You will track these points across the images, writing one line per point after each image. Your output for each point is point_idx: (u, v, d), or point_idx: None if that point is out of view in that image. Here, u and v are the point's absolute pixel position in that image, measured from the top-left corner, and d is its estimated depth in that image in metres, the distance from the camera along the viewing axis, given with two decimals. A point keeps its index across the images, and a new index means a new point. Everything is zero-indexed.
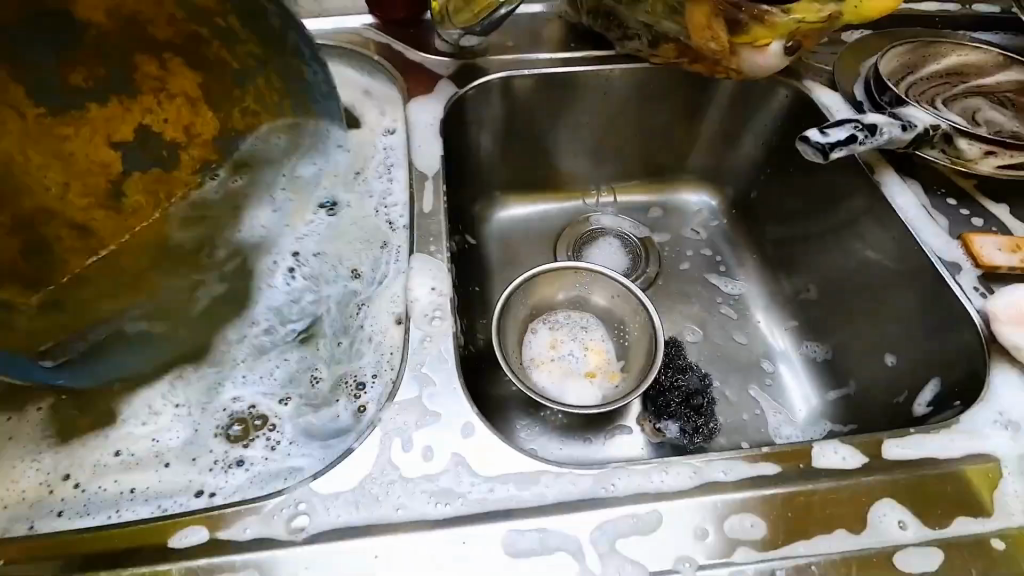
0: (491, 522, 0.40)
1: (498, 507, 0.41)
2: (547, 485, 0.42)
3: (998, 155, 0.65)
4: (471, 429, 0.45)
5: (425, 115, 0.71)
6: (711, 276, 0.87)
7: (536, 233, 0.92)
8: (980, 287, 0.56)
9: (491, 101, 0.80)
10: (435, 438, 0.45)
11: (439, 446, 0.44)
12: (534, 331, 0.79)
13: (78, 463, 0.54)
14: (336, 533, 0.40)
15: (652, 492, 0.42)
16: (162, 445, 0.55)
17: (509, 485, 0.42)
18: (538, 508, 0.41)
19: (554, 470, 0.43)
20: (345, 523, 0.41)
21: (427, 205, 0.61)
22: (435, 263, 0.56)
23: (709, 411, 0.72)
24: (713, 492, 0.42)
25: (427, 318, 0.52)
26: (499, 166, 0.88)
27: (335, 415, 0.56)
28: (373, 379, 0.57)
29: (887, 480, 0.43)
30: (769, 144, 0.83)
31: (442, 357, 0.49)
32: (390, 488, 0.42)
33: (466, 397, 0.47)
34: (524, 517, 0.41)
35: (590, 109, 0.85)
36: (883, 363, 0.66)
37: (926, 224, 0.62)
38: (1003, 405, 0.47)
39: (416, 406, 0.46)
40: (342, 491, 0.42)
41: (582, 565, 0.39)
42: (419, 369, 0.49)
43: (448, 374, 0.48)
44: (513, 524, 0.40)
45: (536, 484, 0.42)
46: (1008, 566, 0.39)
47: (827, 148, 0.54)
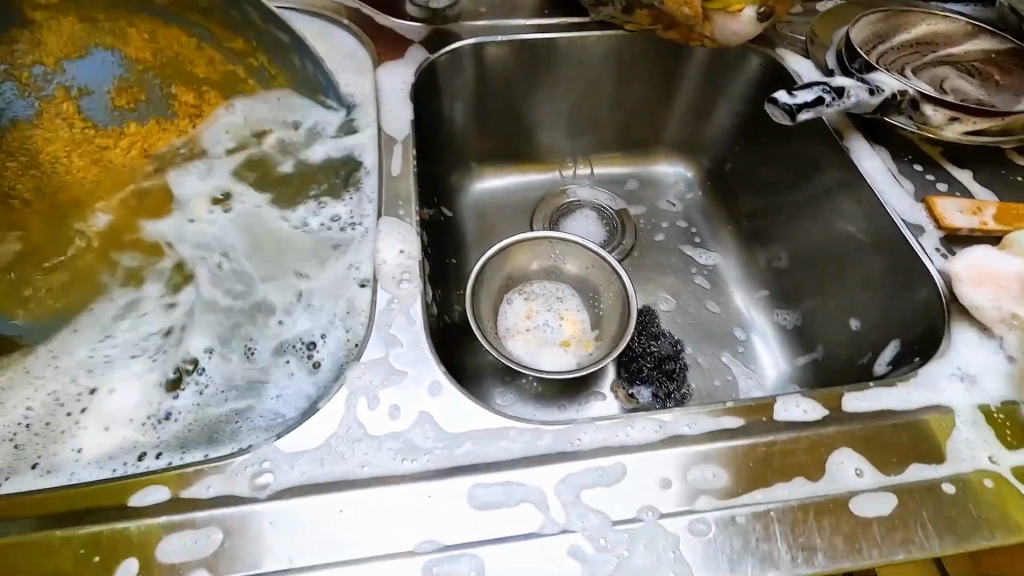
0: (458, 476, 0.41)
1: (465, 461, 0.41)
2: (513, 440, 0.42)
3: (962, 121, 0.66)
4: (439, 387, 0.45)
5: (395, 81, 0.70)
6: (686, 247, 0.88)
7: (513, 206, 0.91)
8: (942, 248, 0.57)
9: (464, 68, 0.79)
10: (401, 397, 0.45)
11: (405, 405, 0.44)
12: (508, 301, 0.79)
13: (28, 431, 0.52)
14: (302, 489, 0.40)
15: (618, 445, 0.42)
16: (100, 408, 0.54)
17: (476, 441, 0.42)
18: (505, 462, 0.41)
19: (521, 426, 0.43)
20: (310, 479, 0.40)
21: (396, 169, 0.60)
22: (404, 227, 0.55)
23: (681, 376, 0.73)
24: (678, 444, 0.42)
25: (395, 281, 0.52)
26: (474, 137, 0.87)
27: (286, 375, 0.56)
28: (324, 337, 0.57)
29: (845, 431, 0.44)
30: (744, 115, 0.83)
31: (410, 318, 0.49)
32: (355, 445, 0.42)
33: (434, 357, 0.47)
34: (490, 471, 0.41)
35: (565, 78, 0.84)
36: (849, 327, 0.68)
37: (893, 189, 0.63)
38: (960, 359, 0.48)
39: (383, 367, 0.46)
40: (307, 450, 0.42)
41: (547, 516, 0.39)
42: (386, 330, 0.48)
43: (416, 335, 0.48)
44: (479, 478, 0.41)
45: (503, 439, 0.42)
46: (959, 509, 0.40)
47: (794, 109, 0.54)
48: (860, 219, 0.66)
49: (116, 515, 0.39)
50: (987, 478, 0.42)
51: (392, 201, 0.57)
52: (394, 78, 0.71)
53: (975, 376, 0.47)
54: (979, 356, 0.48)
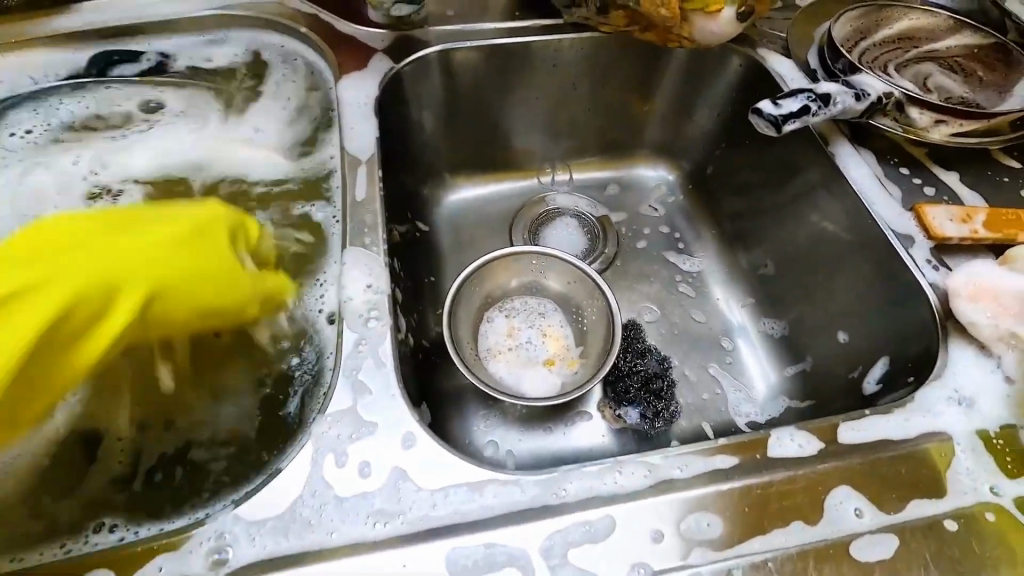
0: (435, 539, 0.38)
1: (442, 523, 0.38)
2: (493, 496, 0.39)
3: (948, 123, 0.64)
4: (413, 439, 0.42)
5: (357, 95, 0.65)
6: (670, 254, 0.85)
7: (490, 216, 0.87)
8: (933, 260, 0.55)
9: (432, 76, 0.74)
10: (372, 451, 0.41)
11: (377, 461, 0.41)
12: (489, 320, 0.76)
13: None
14: (265, 564, 0.37)
15: (604, 495, 0.40)
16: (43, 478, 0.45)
17: (453, 499, 0.39)
18: (485, 521, 0.38)
19: (501, 478, 0.40)
20: (273, 553, 0.37)
21: (362, 194, 0.56)
22: (370, 258, 0.52)
23: (669, 394, 0.70)
24: (668, 490, 0.40)
25: (362, 319, 0.48)
26: (446, 146, 0.83)
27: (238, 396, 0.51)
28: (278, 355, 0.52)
29: (843, 467, 0.41)
30: (724, 116, 0.80)
31: (379, 361, 0.46)
32: (322, 511, 0.39)
33: (406, 403, 0.43)
34: (470, 531, 0.38)
35: (539, 84, 0.80)
36: (837, 339, 0.66)
37: (880, 196, 0.61)
38: (957, 381, 0.46)
39: (351, 418, 0.43)
40: (269, 518, 0.38)
41: None
42: (353, 376, 0.45)
43: (386, 380, 0.45)
44: (457, 541, 0.38)
45: (482, 495, 0.39)
46: (961, 547, 0.38)
47: (779, 121, 0.51)
48: (846, 227, 0.64)
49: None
50: (989, 511, 0.40)
51: (356, 229, 0.54)
52: (356, 91, 0.66)
53: (972, 399, 0.45)
54: (974, 377, 0.47)
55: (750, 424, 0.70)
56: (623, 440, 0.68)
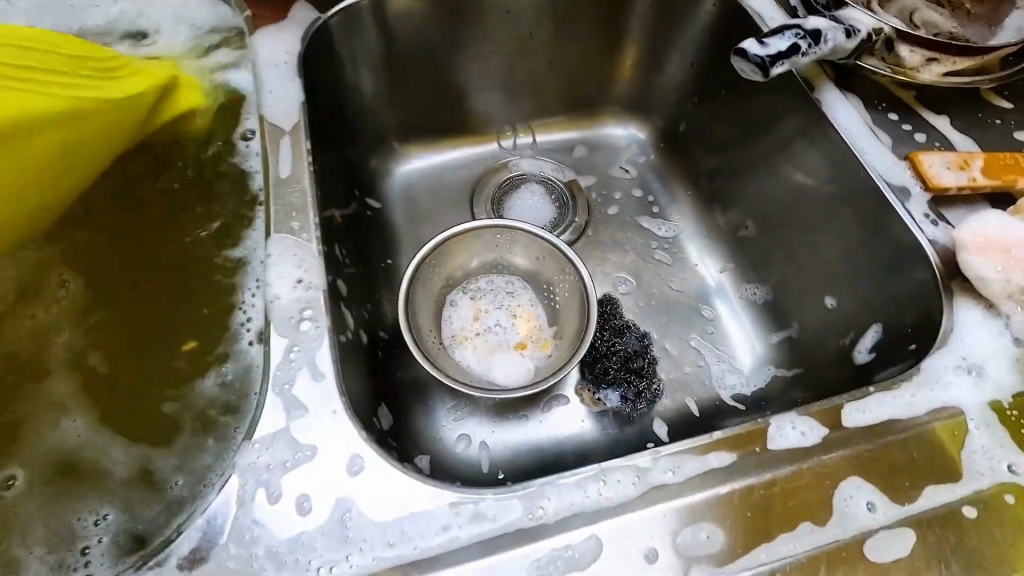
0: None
1: (400, 563, 0.32)
2: (460, 525, 0.33)
3: (941, 61, 0.58)
4: (361, 463, 0.35)
5: (277, 52, 0.55)
6: (644, 219, 0.79)
7: (446, 187, 0.79)
8: (931, 214, 0.51)
9: (367, 28, 0.65)
10: (312, 482, 0.35)
11: (318, 493, 0.34)
12: (452, 304, 0.69)
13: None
14: None
15: (588, 511, 0.34)
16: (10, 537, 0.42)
17: (412, 532, 0.33)
18: (450, 557, 0.32)
19: (468, 502, 0.34)
20: None
21: (288, 170, 0.48)
22: (299, 247, 0.44)
23: (650, 371, 0.66)
24: (661, 499, 0.35)
25: (292, 319, 0.40)
26: (392, 111, 0.73)
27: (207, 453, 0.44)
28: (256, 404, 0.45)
29: (850, 456, 0.37)
30: (696, 64, 0.73)
31: (316, 371, 0.38)
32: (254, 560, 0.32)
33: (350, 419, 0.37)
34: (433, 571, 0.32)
35: (492, 33, 0.71)
36: (824, 305, 0.62)
37: (871, 145, 0.56)
38: (965, 347, 0.42)
39: (286, 443, 0.36)
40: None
41: None
42: (285, 390, 0.38)
43: (325, 393, 0.38)
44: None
45: (447, 525, 0.33)
46: (981, 536, 0.35)
47: (767, 62, 0.44)
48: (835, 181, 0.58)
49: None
50: (1007, 493, 0.36)
51: (281, 213, 0.45)
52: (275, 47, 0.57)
53: (981, 367, 0.41)
54: (982, 342, 0.43)
55: (735, 397, 0.66)
56: (604, 425, 0.63)
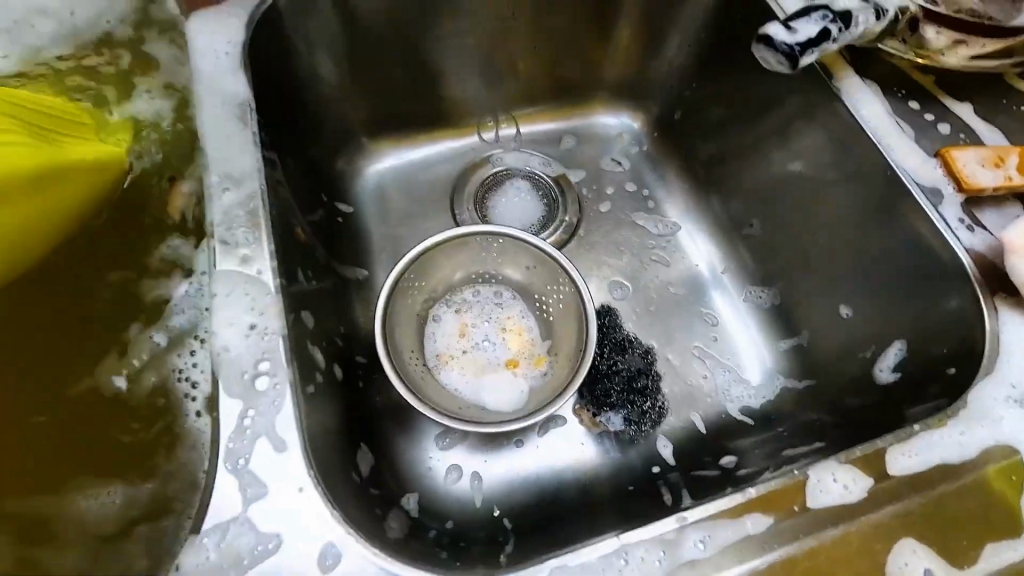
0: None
1: None
2: None
3: (969, 44, 0.52)
4: (340, 555, 0.30)
5: (217, 40, 0.47)
6: (638, 216, 0.73)
7: (423, 186, 0.71)
8: (965, 219, 0.46)
9: (325, 8, 0.56)
10: None
11: None
12: (435, 319, 0.62)
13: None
14: None
15: None
16: None
17: None
18: None
19: None
20: None
21: (236, 188, 0.40)
22: (251, 282, 0.37)
23: (655, 390, 0.61)
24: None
25: (245, 375, 0.34)
26: (358, 102, 0.65)
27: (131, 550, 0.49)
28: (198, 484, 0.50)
29: (900, 514, 0.32)
30: (695, 46, 0.66)
31: (278, 440, 0.32)
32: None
33: (322, 500, 0.31)
34: None
35: (468, 13, 0.64)
36: (836, 314, 0.57)
37: (896, 140, 0.51)
38: (1012, 375, 0.38)
39: (248, 533, 0.30)
40: None
41: None
42: (241, 468, 0.31)
43: (290, 467, 0.31)
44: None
45: None
46: None
47: (796, 52, 0.38)
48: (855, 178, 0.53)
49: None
50: None
51: (227, 240, 0.38)
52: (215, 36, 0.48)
53: None
54: None
55: (742, 411, 0.61)
56: (606, 450, 0.58)
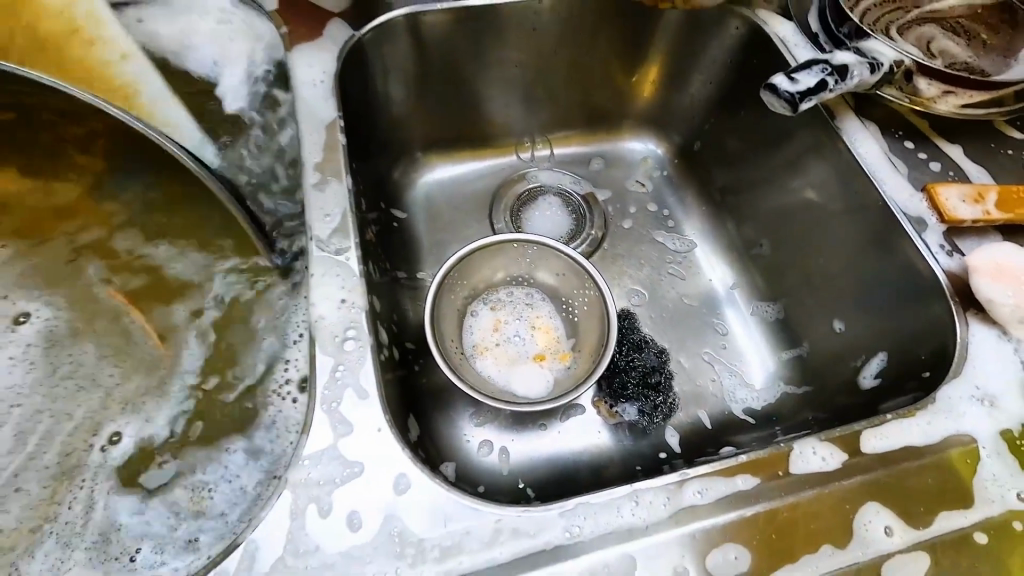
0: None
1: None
2: (501, 542, 0.35)
3: (956, 94, 0.60)
4: (407, 481, 0.37)
5: (314, 70, 0.57)
6: (658, 233, 0.80)
7: (467, 197, 0.80)
8: (945, 245, 0.53)
9: (399, 43, 0.66)
10: (361, 498, 0.36)
11: (367, 510, 0.36)
12: (473, 314, 0.70)
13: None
14: None
15: (623, 530, 0.36)
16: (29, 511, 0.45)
17: (455, 548, 0.35)
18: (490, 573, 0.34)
19: (508, 520, 0.36)
20: None
21: (329, 191, 0.49)
22: (341, 268, 0.45)
23: (667, 386, 0.68)
24: (688, 519, 0.37)
25: (337, 339, 0.42)
26: (417, 123, 0.75)
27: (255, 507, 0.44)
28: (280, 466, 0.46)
29: (866, 481, 0.39)
30: (718, 85, 0.74)
31: (361, 389, 0.40)
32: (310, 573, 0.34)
33: (395, 438, 0.38)
34: None
35: (516, 49, 0.73)
36: (832, 328, 0.64)
37: (888, 174, 0.58)
38: (978, 378, 0.44)
39: (335, 458, 0.38)
40: None
41: None
42: (334, 408, 0.39)
43: (370, 411, 0.39)
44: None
45: (488, 541, 0.35)
46: (991, 562, 0.37)
47: (796, 98, 0.46)
48: (855, 207, 0.60)
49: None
50: (1017, 520, 0.38)
51: (323, 233, 0.47)
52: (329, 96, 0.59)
53: (994, 397, 0.43)
54: (994, 372, 0.45)
55: (745, 410, 0.67)
56: (620, 438, 0.65)
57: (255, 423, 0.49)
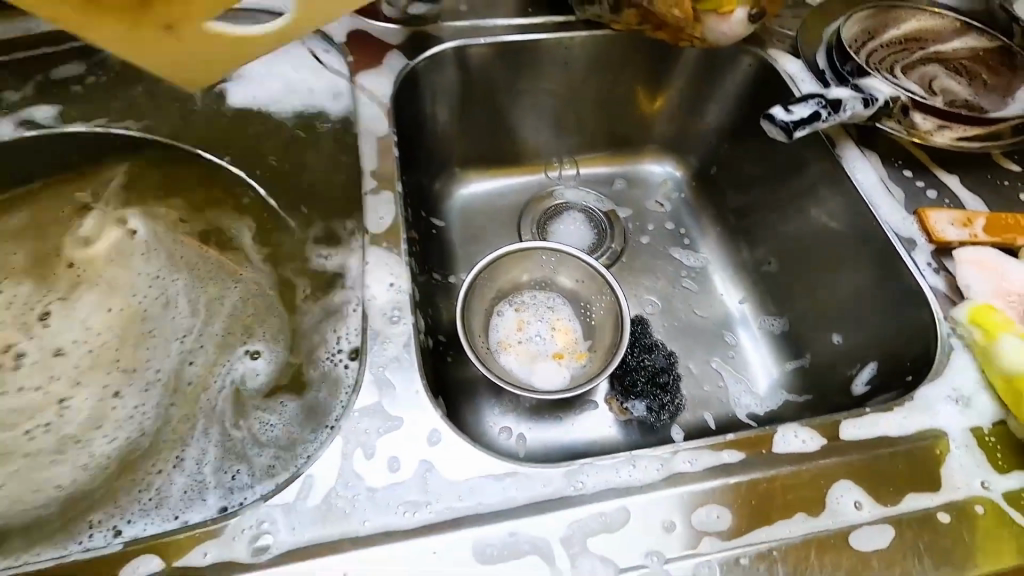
0: (465, 529, 0.40)
1: (466, 515, 0.41)
2: (516, 488, 0.42)
3: (951, 128, 0.66)
4: (439, 435, 0.44)
5: (374, 93, 0.66)
6: (675, 250, 0.87)
7: (499, 210, 0.88)
8: (934, 263, 0.59)
9: (446, 71, 0.75)
10: (400, 446, 0.43)
11: (405, 455, 0.43)
12: (499, 313, 0.77)
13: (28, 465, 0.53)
14: (302, 552, 0.39)
15: (621, 487, 0.42)
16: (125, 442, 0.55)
17: (477, 491, 0.42)
18: (506, 512, 0.41)
19: (523, 472, 0.42)
20: (309, 540, 0.39)
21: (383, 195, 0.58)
22: (390, 260, 0.53)
23: (674, 387, 0.73)
24: (679, 483, 0.42)
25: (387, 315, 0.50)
26: (458, 142, 0.84)
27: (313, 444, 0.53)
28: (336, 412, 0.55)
29: (844, 461, 0.44)
30: (733, 115, 0.81)
31: (404, 358, 0.47)
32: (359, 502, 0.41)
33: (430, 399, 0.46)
34: (493, 523, 0.40)
35: (551, 79, 0.81)
36: (831, 341, 0.69)
37: (884, 199, 0.64)
38: (955, 381, 0.49)
39: (379, 412, 0.45)
40: (306, 507, 0.41)
41: (551, 567, 0.39)
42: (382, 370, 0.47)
43: (410, 376, 0.47)
44: (483, 530, 0.40)
45: (504, 486, 0.42)
46: (951, 538, 0.41)
47: (790, 127, 0.52)
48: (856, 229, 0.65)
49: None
50: (979, 504, 0.43)
51: (378, 229, 0.55)
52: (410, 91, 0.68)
53: (969, 398, 0.48)
54: (971, 377, 0.49)
55: (749, 415, 0.72)
56: (630, 432, 0.71)
57: (316, 380, 0.57)
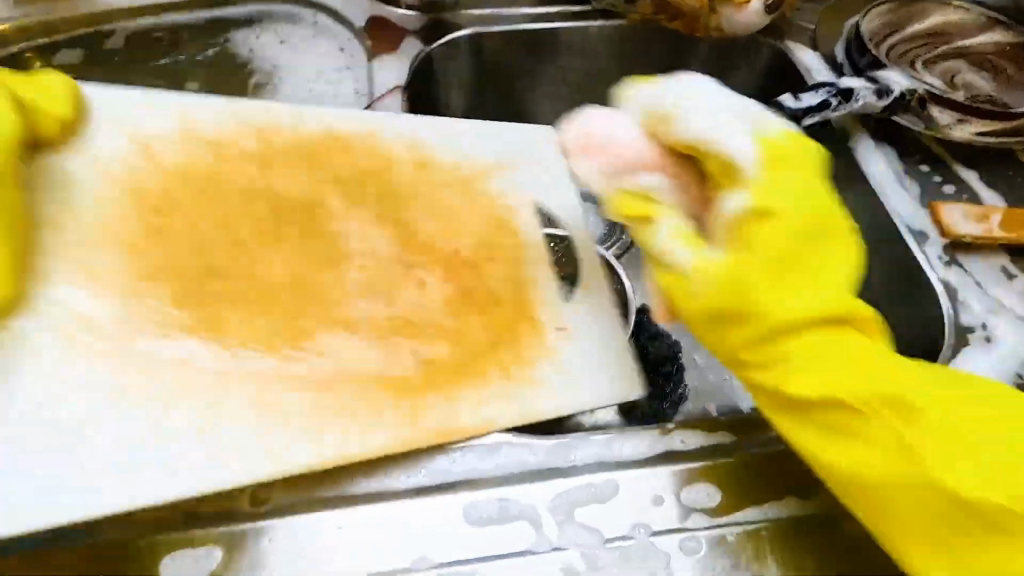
0: (454, 493, 0.41)
1: (460, 479, 0.42)
2: (508, 456, 0.43)
3: (970, 122, 0.65)
4: (436, 402, 0.45)
5: (390, 77, 0.68)
6: None
7: None
8: (945, 257, 0.57)
9: (461, 58, 0.74)
10: (396, 412, 0.45)
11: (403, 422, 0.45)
12: None
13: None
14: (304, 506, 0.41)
15: (612, 461, 0.43)
16: None
17: (471, 457, 0.43)
18: (499, 479, 0.42)
19: (515, 441, 0.44)
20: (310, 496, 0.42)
21: None
22: (395, 234, 0.54)
23: (677, 377, 0.73)
24: (670, 460, 0.43)
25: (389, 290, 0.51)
26: None
27: None
28: None
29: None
30: (748, 107, 0.80)
31: (406, 330, 0.49)
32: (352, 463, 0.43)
33: (429, 370, 0.47)
34: (485, 488, 0.42)
35: (565, 68, 0.79)
36: None
37: (897, 191, 0.62)
38: None
39: (378, 380, 0.46)
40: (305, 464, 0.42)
41: (538, 533, 0.40)
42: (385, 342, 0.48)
43: (411, 347, 0.48)
44: (475, 495, 0.41)
45: (497, 455, 0.43)
46: None
47: (798, 114, 0.52)
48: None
49: (124, 522, 0.41)
50: None
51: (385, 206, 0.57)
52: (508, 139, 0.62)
53: None
54: None
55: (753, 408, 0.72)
56: None
57: None
